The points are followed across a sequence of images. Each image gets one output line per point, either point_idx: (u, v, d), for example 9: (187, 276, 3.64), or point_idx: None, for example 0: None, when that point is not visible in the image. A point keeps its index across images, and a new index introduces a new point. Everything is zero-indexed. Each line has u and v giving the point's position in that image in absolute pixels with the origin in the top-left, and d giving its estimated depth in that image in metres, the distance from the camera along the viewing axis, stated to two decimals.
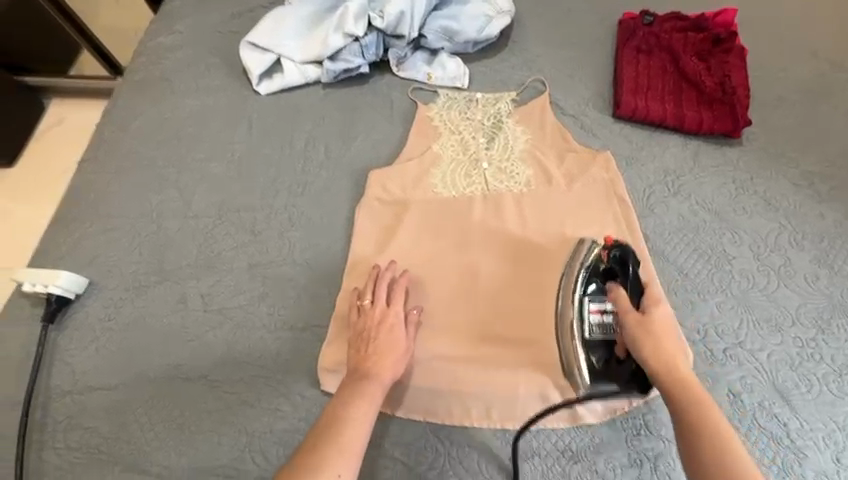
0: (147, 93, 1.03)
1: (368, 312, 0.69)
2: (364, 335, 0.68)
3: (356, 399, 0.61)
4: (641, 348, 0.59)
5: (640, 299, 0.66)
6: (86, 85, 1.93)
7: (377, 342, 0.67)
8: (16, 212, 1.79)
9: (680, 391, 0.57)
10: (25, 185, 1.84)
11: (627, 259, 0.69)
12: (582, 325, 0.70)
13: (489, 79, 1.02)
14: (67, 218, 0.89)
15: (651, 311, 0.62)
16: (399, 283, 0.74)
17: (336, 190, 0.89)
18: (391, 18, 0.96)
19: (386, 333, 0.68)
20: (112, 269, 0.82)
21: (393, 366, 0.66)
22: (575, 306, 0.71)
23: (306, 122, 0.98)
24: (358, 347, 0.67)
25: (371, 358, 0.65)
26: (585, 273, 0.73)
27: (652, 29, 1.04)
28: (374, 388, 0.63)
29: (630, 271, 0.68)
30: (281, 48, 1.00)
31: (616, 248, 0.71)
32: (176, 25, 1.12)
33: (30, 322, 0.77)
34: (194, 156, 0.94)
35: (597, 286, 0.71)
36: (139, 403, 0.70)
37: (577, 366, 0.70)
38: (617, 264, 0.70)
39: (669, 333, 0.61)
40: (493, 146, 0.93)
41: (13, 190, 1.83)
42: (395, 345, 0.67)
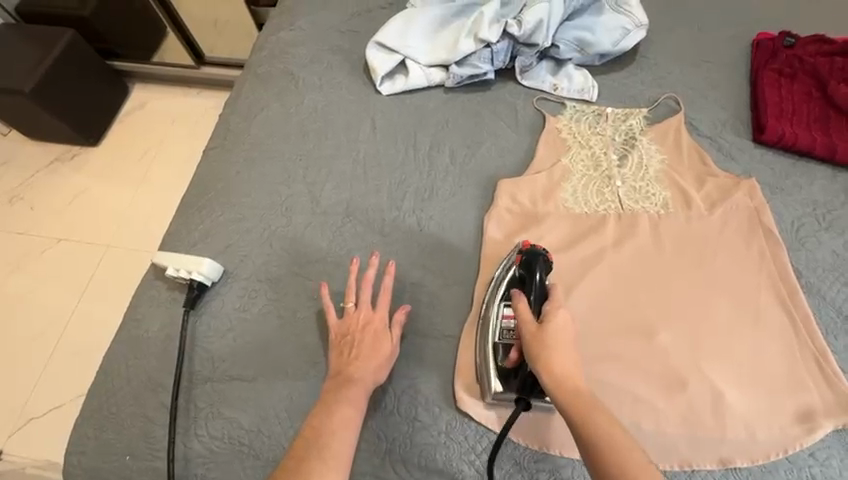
0: (271, 87, 1.05)
1: (353, 316, 0.72)
2: (347, 339, 0.70)
3: (345, 395, 0.65)
4: (536, 358, 0.61)
5: (541, 308, 0.67)
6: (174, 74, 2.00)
7: (363, 345, 0.70)
8: (102, 190, 1.85)
9: (567, 397, 0.59)
10: (113, 164, 1.90)
11: (535, 267, 0.71)
12: (494, 329, 0.71)
13: (617, 94, 0.98)
14: (196, 204, 0.91)
15: (549, 321, 0.64)
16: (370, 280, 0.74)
17: (463, 197, 0.88)
18: (529, 26, 0.93)
19: (373, 336, 0.70)
20: (244, 258, 0.82)
21: (367, 368, 0.68)
22: (491, 308, 0.73)
23: (429, 125, 0.97)
24: (342, 349, 0.70)
25: (358, 363, 0.68)
26: (506, 280, 0.74)
27: (794, 51, 0.99)
28: (357, 392, 0.66)
29: (538, 280, 0.70)
30: (408, 50, 1.00)
31: (526, 253, 0.73)
32: (298, 21, 1.14)
33: (169, 305, 0.78)
34: (319, 152, 0.94)
35: (507, 292, 0.73)
36: (279, 399, 0.70)
37: (486, 377, 0.70)
38: (525, 271, 0.72)
39: (566, 339, 0.63)
40: (626, 163, 0.89)
41: (101, 169, 1.90)
42: (381, 343, 0.70)
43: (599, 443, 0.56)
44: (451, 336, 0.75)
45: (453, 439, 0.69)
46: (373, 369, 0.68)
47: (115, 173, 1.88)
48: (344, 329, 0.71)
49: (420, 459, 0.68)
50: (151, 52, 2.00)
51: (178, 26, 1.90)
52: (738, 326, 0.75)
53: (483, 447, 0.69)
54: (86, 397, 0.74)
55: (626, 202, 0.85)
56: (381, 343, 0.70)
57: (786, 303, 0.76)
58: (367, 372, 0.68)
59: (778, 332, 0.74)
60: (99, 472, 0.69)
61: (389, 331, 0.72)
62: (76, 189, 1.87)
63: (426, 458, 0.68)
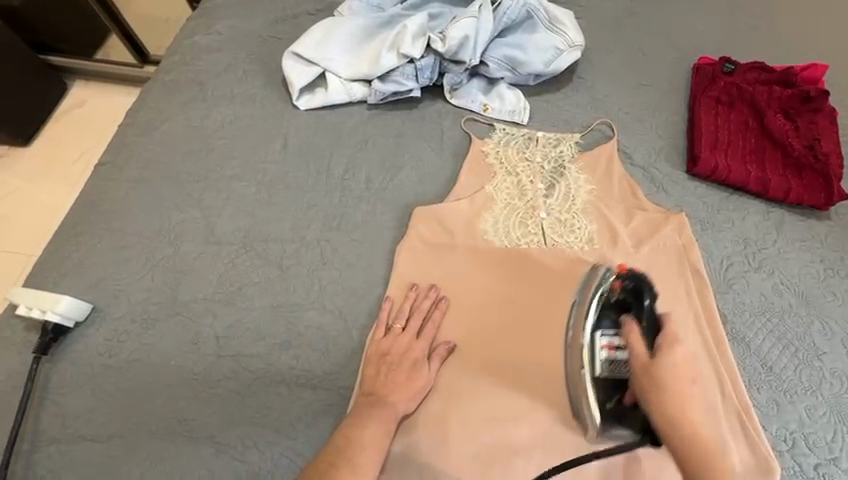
0: (178, 97, 0.95)
1: (399, 337, 0.68)
2: (384, 360, 0.66)
3: (374, 416, 0.61)
4: (650, 400, 0.54)
5: (656, 336, 0.58)
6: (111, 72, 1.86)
7: (400, 366, 0.66)
8: (20, 196, 1.71)
9: (686, 446, 0.52)
10: (35, 168, 1.75)
11: (642, 292, 0.63)
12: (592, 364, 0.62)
13: (550, 117, 0.93)
14: (75, 228, 0.81)
15: (665, 354, 0.55)
16: (424, 307, 0.71)
17: (375, 227, 0.80)
18: (453, 43, 0.87)
19: (405, 357, 0.66)
20: (119, 293, 0.73)
21: (402, 396, 0.64)
22: (586, 338, 0.64)
23: (347, 145, 0.89)
24: (377, 368, 0.66)
25: (391, 388, 0.64)
26: (596, 304, 0.64)
27: (733, 78, 0.95)
28: (389, 414, 0.62)
29: (645, 306, 0.62)
30: (329, 62, 0.92)
31: (630, 278, 0.64)
32: (215, 25, 1.05)
33: (20, 349, 0.67)
34: (222, 172, 0.85)
35: (609, 318, 0.63)
36: (136, 464, 0.61)
37: (586, 412, 0.62)
38: (630, 296, 0.63)
39: (683, 378, 0.54)
40: (553, 193, 0.83)
41: (23, 172, 1.75)
42: (408, 366, 0.66)
43: (683, 452, 0.52)
44: (343, 388, 0.66)
45: None
46: (406, 395, 0.64)
47: (37, 177, 1.74)
48: (392, 343, 0.68)
49: None
50: (93, 49, 1.87)
51: (119, 23, 1.75)
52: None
53: None
54: None
55: (553, 236, 0.79)
56: (421, 366, 0.66)
57: (714, 353, 0.70)
58: (401, 401, 0.63)
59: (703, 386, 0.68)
60: None
61: (427, 360, 0.67)
62: None
63: None
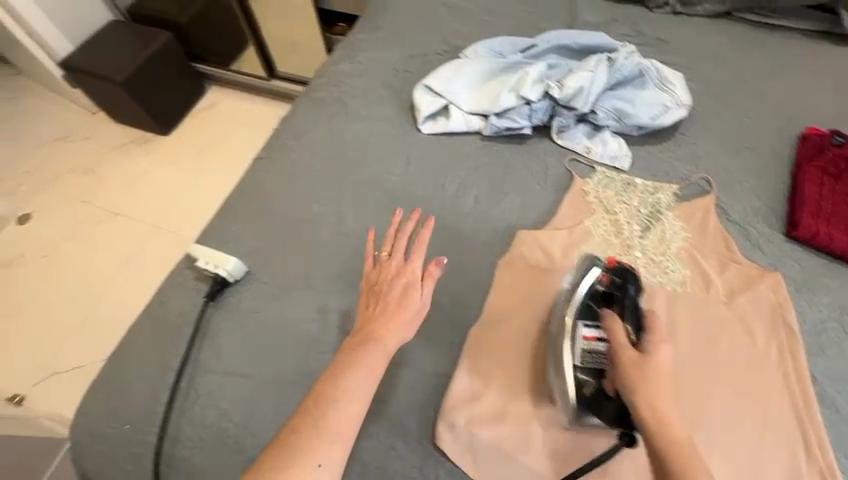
0: (323, 111, 1.14)
1: (384, 265, 0.76)
2: (373, 286, 0.75)
3: (363, 364, 0.65)
4: (634, 393, 0.61)
5: (640, 332, 0.68)
6: (246, 81, 2.19)
7: (386, 295, 0.73)
8: (161, 175, 2.03)
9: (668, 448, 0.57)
10: (175, 154, 2.08)
11: (626, 285, 0.74)
12: (574, 350, 0.72)
13: (650, 166, 1.00)
14: (236, 206, 0.99)
15: (651, 351, 0.65)
16: (420, 241, 0.79)
17: (480, 241, 0.92)
18: (569, 91, 0.98)
19: (419, 294, 0.73)
20: (268, 263, 0.89)
21: (401, 329, 0.70)
22: (574, 333, 0.73)
23: (461, 168, 1.02)
24: (368, 302, 0.73)
25: (385, 320, 0.70)
26: (582, 294, 0.76)
27: (843, 152, 0.97)
28: (374, 356, 0.66)
29: (628, 295, 0.73)
30: (454, 96, 1.07)
31: (616, 272, 0.76)
32: (359, 56, 1.24)
33: (191, 293, 0.85)
34: (355, 177, 1.02)
35: (592, 310, 0.74)
36: (270, 400, 0.74)
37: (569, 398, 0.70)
38: (616, 289, 0.74)
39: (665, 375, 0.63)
40: (648, 236, 0.90)
41: (165, 156, 2.08)
42: (388, 291, 0.73)
43: (666, 450, 0.57)
44: None
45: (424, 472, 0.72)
46: (395, 322, 0.70)
47: (180, 163, 2.06)
48: (375, 277, 0.76)
49: None
50: (231, 59, 2.19)
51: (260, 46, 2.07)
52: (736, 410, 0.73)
53: None
54: (104, 364, 0.81)
55: (645, 270, 0.86)
56: (413, 290, 0.73)
57: (794, 396, 0.74)
58: (394, 333, 0.69)
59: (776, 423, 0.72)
60: (100, 436, 0.75)
61: (420, 284, 0.74)
62: (140, 170, 2.05)
63: None
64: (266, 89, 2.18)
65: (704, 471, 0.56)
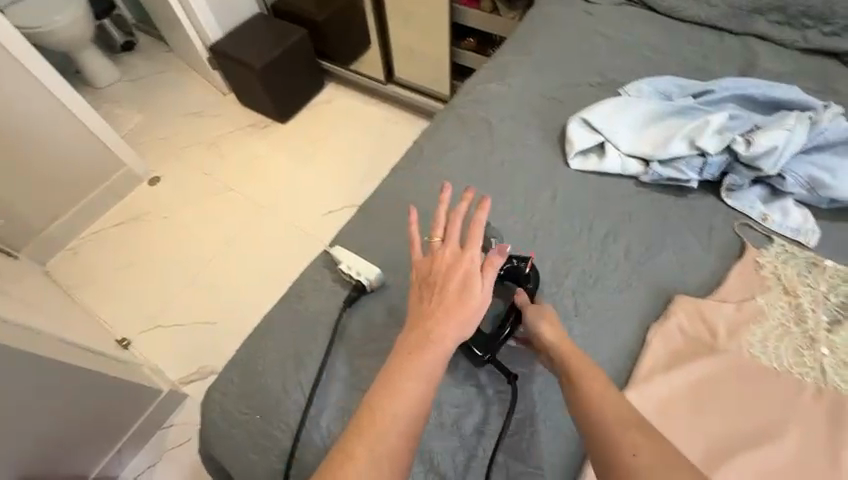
0: (467, 130, 1.12)
1: (438, 250, 0.73)
2: (428, 273, 0.72)
3: (402, 366, 0.63)
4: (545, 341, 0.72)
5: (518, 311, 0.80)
6: (365, 82, 2.27)
7: (434, 282, 0.70)
8: (279, 161, 2.15)
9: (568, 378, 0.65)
10: (292, 142, 2.20)
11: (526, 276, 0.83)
12: None
13: (843, 247, 0.86)
14: (374, 213, 1.00)
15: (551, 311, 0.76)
16: (478, 225, 0.74)
17: (628, 297, 0.84)
18: (758, 150, 0.87)
19: (459, 287, 0.69)
20: (403, 276, 0.88)
21: (416, 308, 0.70)
22: None
23: (611, 212, 0.95)
24: (420, 295, 0.71)
25: (437, 312, 0.67)
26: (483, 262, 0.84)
27: None
28: (422, 369, 0.63)
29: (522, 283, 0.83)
30: (613, 135, 1.00)
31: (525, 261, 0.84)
32: (507, 79, 1.22)
33: (329, 295, 0.86)
34: (495, 202, 0.98)
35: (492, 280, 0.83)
36: None
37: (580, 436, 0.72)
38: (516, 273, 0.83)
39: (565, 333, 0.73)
40: (839, 331, 0.77)
41: (284, 143, 2.20)
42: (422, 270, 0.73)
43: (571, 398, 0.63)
44: None
45: None
46: (455, 321, 0.66)
47: (297, 152, 2.16)
48: (428, 271, 0.72)
49: None
50: (352, 60, 2.28)
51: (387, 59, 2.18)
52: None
53: None
54: (240, 347, 0.84)
55: (833, 365, 0.73)
56: (472, 283, 0.69)
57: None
58: (451, 330, 0.66)
59: None
60: (231, 417, 0.77)
61: (480, 271, 0.70)
62: (260, 153, 2.19)
63: None
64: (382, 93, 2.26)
65: (608, 404, 0.60)
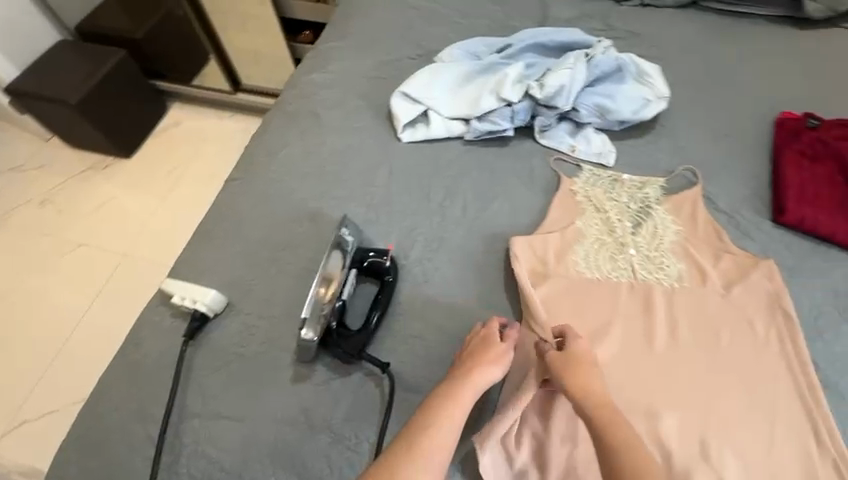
0: (296, 126, 1.09)
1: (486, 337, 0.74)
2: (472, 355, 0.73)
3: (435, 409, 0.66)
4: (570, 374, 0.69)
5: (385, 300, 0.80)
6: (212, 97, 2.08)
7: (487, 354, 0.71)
8: (128, 199, 1.92)
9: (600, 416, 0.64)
10: (140, 176, 1.97)
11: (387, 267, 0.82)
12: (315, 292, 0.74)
13: (635, 160, 0.99)
14: (210, 234, 0.93)
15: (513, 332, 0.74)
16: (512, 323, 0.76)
17: (471, 250, 0.89)
18: (550, 90, 0.96)
19: (499, 350, 0.72)
20: (251, 291, 0.84)
21: (486, 373, 0.69)
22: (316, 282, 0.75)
23: (446, 176, 0.99)
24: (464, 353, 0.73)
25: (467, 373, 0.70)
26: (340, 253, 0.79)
27: (817, 133, 0.99)
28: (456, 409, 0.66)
29: (382, 267, 0.82)
30: (432, 101, 1.03)
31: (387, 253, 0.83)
32: (329, 66, 1.20)
33: (168, 333, 0.78)
34: (335, 192, 0.97)
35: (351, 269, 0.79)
36: (262, 442, 0.69)
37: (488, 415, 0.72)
38: (376, 264, 0.82)
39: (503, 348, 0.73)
40: (640, 232, 0.89)
41: (131, 179, 1.97)
42: (495, 365, 0.70)
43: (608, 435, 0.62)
44: None
45: None
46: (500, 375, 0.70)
47: (146, 185, 1.95)
48: (477, 345, 0.73)
49: None
50: (190, 76, 2.08)
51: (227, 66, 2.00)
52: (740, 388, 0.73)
53: None
54: (77, 418, 0.74)
55: (642, 263, 0.84)
56: (491, 342, 0.73)
57: (793, 365, 0.74)
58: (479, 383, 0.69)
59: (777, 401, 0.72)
60: None
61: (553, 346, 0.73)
62: (102, 197, 1.93)
63: None
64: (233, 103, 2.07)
65: None
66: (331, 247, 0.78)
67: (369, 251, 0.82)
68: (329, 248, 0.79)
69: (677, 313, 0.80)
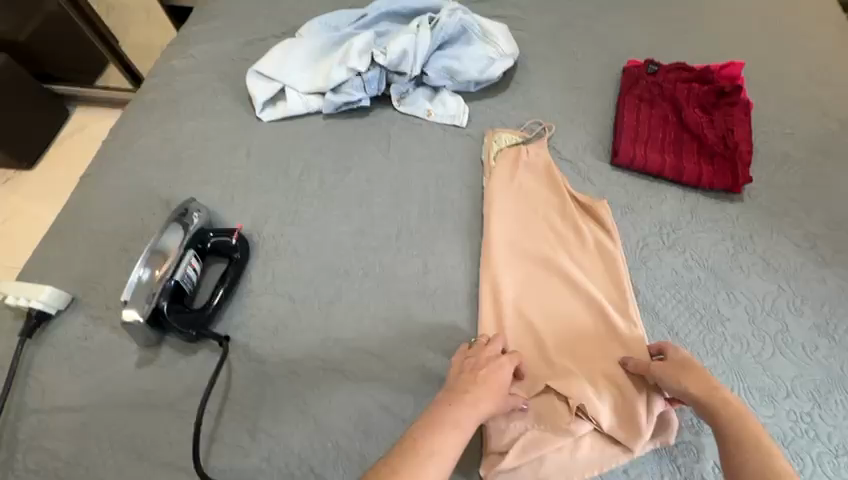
0: (154, 114, 1.05)
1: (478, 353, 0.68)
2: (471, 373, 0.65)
3: (450, 419, 0.59)
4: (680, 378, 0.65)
5: (232, 278, 0.81)
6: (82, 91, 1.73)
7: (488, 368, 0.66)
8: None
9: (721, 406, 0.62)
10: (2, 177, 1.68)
11: (237, 246, 0.83)
12: (144, 269, 0.73)
13: (488, 119, 1.02)
14: (56, 232, 0.90)
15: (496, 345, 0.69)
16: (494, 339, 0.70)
17: (326, 221, 0.90)
18: (394, 56, 0.98)
19: (495, 362, 0.67)
20: (97, 284, 0.82)
21: (500, 386, 0.65)
22: (146, 258, 0.74)
23: (305, 151, 0.99)
24: (461, 369, 0.67)
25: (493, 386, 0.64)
26: (179, 229, 0.78)
27: (655, 78, 1.03)
28: (467, 414, 0.60)
29: (229, 246, 0.82)
30: (286, 78, 1.02)
31: (240, 235, 0.85)
32: (191, 51, 1.16)
33: (9, 335, 0.77)
34: (190, 177, 0.95)
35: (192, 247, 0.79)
36: (103, 429, 0.70)
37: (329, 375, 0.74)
38: (224, 244, 0.82)
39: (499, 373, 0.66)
40: (487, 183, 0.91)
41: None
42: (502, 373, 0.66)
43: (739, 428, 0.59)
44: (292, 361, 0.75)
45: (274, 465, 0.67)
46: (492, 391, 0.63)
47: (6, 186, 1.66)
48: (473, 360, 0.67)
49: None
50: (95, 76, 1.76)
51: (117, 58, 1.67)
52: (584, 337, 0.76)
53: None
54: None
55: (497, 230, 0.85)
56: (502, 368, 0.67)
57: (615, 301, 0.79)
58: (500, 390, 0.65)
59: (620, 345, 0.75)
60: None
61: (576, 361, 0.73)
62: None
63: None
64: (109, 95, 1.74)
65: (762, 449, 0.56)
66: (170, 221, 0.79)
67: (213, 231, 0.82)
68: (168, 224, 0.78)
69: (526, 268, 0.83)
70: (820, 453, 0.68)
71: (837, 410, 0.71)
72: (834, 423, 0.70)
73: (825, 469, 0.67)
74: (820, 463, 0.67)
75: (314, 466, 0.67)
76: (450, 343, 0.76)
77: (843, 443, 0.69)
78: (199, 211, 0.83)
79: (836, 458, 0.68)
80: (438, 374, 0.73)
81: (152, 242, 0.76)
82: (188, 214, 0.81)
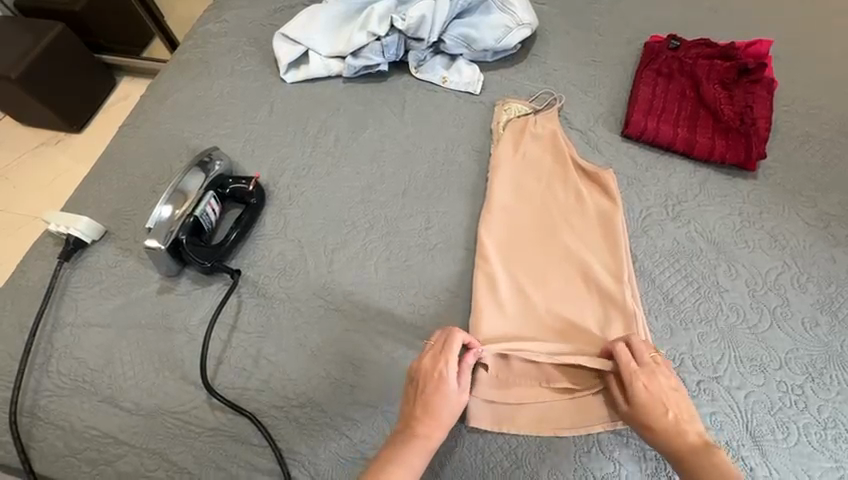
0: (187, 73, 1.12)
1: (427, 360, 0.67)
2: (415, 385, 0.67)
3: (398, 457, 0.62)
4: (657, 415, 0.62)
5: (247, 223, 0.87)
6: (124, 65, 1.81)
7: (429, 397, 0.65)
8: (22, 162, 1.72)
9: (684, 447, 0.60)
10: (33, 138, 1.75)
11: (254, 195, 0.88)
12: (169, 204, 0.81)
13: (502, 87, 1.03)
14: (95, 173, 0.98)
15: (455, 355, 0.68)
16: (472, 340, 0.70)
17: (337, 176, 0.94)
18: (412, 22, 1.01)
19: (437, 384, 0.66)
20: (128, 220, 0.90)
21: (445, 409, 0.65)
22: (170, 195, 0.81)
23: (322, 111, 1.03)
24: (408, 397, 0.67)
25: (422, 415, 0.64)
26: (201, 174, 0.85)
27: (676, 53, 1.01)
28: (416, 450, 0.63)
29: (245, 194, 0.88)
30: (310, 41, 1.07)
31: (259, 186, 0.90)
32: (224, 15, 1.21)
33: (51, 259, 0.86)
34: (216, 131, 1.02)
35: (212, 192, 0.85)
36: (125, 343, 0.78)
37: (330, 316, 0.78)
38: (242, 192, 0.88)
39: (443, 392, 0.65)
40: (495, 148, 0.94)
41: (23, 141, 1.75)
42: (448, 394, 0.65)
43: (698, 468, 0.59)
44: (295, 300, 0.80)
45: (272, 388, 0.74)
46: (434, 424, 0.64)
47: (39, 148, 1.73)
48: (415, 387, 0.66)
49: (230, 410, 0.73)
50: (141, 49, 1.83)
51: (168, 37, 1.75)
52: (576, 299, 0.78)
53: (300, 403, 0.72)
54: None
55: (496, 201, 0.87)
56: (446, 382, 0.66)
57: (615, 274, 0.78)
58: (447, 411, 0.65)
59: (610, 309, 0.76)
60: None
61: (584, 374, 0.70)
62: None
63: (236, 407, 0.73)
64: (148, 67, 1.79)
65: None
66: (194, 165, 0.86)
67: (232, 179, 0.89)
68: (191, 168, 0.85)
69: (524, 227, 0.85)
70: (808, 424, 0.68)
71: (832, 385, 0.70)
72: (826, 397, 0.69)
73: (810, 439, 0.67)
74: (805, 433, 0.67)
75: (307, 390, 0.73)
76: (443, 292, 0.80)
77: (833, 416, 0.68)
78: (221, 160, 0.89)
79: (824, 430, 0.67)
80: (429, 320, 0.77)
81: (176, 182, 0.83)
82: (211, 160, 0.88)
